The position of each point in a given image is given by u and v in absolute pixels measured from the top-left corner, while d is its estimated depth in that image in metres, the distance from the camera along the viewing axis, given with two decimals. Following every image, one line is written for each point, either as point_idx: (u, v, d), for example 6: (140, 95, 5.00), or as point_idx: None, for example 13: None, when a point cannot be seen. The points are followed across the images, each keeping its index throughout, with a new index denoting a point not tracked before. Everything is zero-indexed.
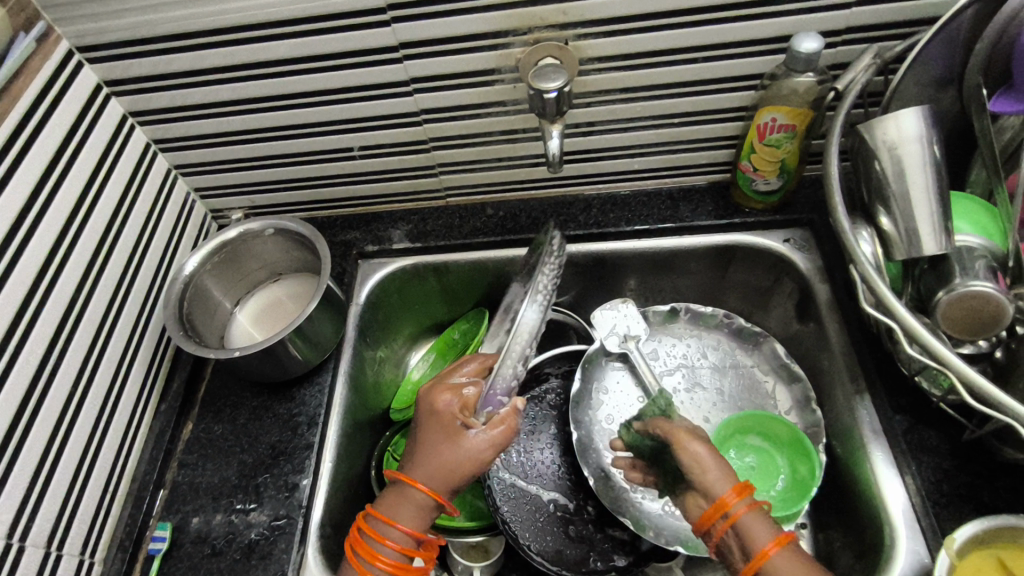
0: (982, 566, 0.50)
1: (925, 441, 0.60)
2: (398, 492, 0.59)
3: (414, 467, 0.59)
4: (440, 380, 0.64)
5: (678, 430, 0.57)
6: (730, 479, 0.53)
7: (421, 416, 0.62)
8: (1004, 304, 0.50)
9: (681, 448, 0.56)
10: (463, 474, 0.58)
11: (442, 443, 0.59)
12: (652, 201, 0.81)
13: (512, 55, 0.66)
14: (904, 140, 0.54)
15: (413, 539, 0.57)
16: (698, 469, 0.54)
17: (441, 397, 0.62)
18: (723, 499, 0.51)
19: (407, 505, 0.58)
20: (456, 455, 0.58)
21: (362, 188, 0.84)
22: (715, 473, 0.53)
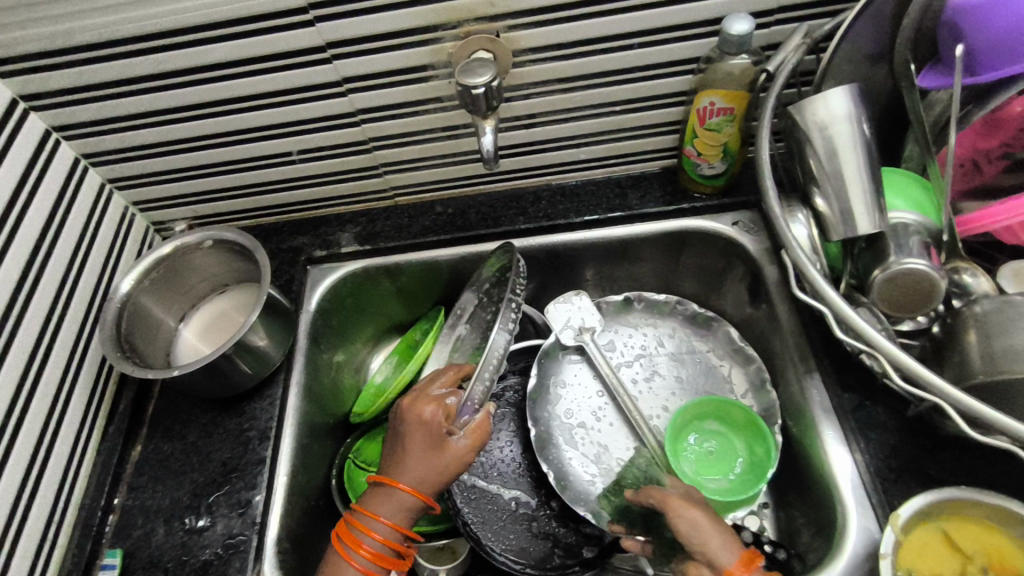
0: (928, 539, 0.50)
1: (874, 418, 0.60)
2: (380, 492, 0.60)
3: (396, 468, 0.61)
4: (419, 393, 0.65)
5: (672, 497, 0.56)
6: (732, 549, 0.52)
7: (401, 419, 0.63)
8: (937, 280, 0.50)
9: (678, 514, 0.55)
10: (447, 475, 0.60)
11: (425, 447, 0.61)
12: (601, 190, 0.81)
13: (444, 50, 0.64)
14: (835, 120, 0.54)
15: (399, 534, 0.59)
16: (697, 537, 0.53)
17: (422, 404, 0.63)
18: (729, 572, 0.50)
19: (390, 506, 0.59)
20: (441, 458, 0.60)
21: (307, 192, 0.81)
22: (718, 545, 0.52)
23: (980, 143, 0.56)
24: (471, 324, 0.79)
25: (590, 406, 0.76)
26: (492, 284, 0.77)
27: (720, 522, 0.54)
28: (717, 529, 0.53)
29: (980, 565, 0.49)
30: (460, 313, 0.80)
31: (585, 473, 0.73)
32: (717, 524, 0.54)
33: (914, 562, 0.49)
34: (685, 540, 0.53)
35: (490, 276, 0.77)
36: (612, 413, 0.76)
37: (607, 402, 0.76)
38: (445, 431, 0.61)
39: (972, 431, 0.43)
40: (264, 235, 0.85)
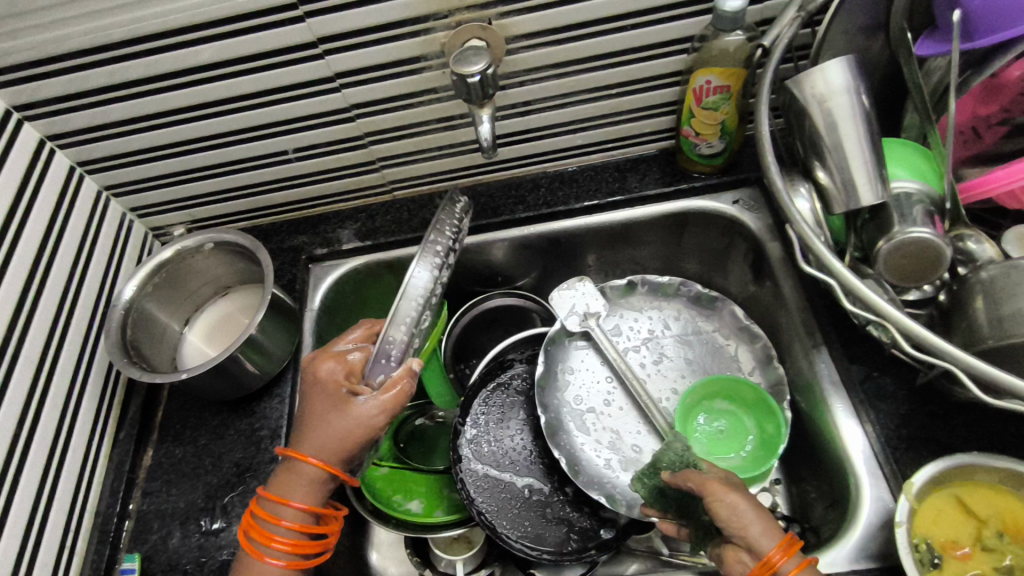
0: (943, 505, 0.51)
1: (882, 388, 0.61)
2: (286, 472, 0.57)
3: (301, 439, 0.57)
4: (323, 351, 0.62)
5: (713, 482, 0.52)
6: (776, 533, 0.48)
7: (305, 384, 0.60)
8: (942, 248, 0.50)
9: (718, 499, 0.50)
10: (351, 441, 0.56)
11: (327, 413, 0.57)
12: (599, 174, 0.80)
13: (436, 40, 0.64)
14: (833, 92, 0.53)
15: (309, 516, 0.56)
16: (738, 522, 0.49)
17: (324, 366, 0.60)
18: (771, 560, 0.47)
19: (297, 485, 0.56)
20: (343, 422, 0.56)
21: (305, 190, 0.81)
22: (759, 530, 0.48)
23: (979, 110, 0.57)
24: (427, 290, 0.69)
25: (598, 391, 0.77)
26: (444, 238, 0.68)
27: (760, 505, 0.51)
28: (758, 512, 0.50)
29: (995, 529, 0.50)
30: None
31: (597, 457, 0.73)
32: (758, 507, 0.50)
33: (930, 530, 0.50)
34: (724, 526, 0.50)
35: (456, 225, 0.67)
36: (621, 396, 0.76)
37: (615, 385, 0.77)
38: (343, 391, 0.58)
39: (984, 397, 0.43)
40: (264, 236, 0.84)
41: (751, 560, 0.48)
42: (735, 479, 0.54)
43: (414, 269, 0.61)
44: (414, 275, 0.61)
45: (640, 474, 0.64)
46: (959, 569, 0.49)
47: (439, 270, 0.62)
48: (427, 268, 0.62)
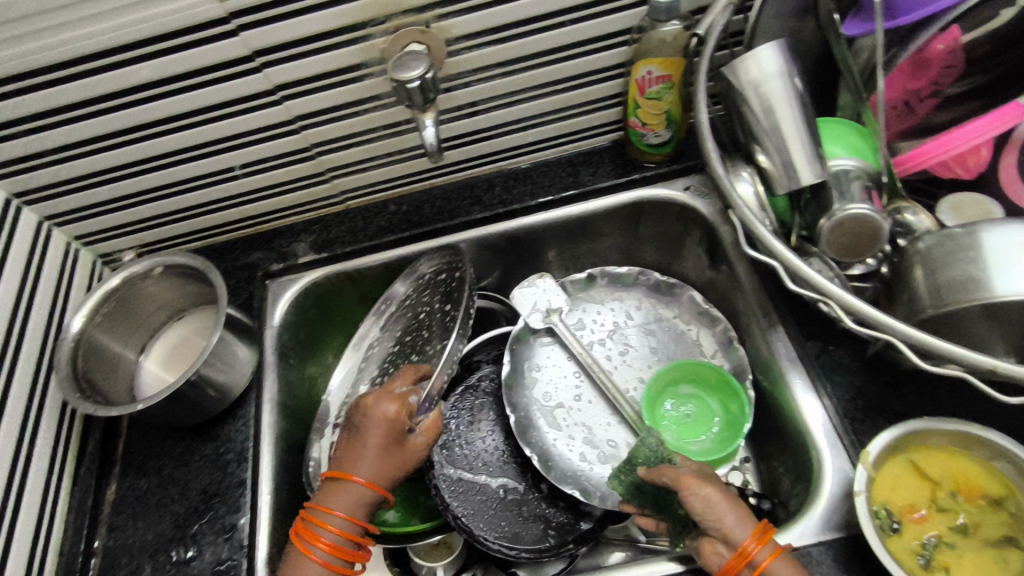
0: (899, 471, 0.52)
1: (836, 361, 0.62)
2: (334, 487, 0.60)
3: (350, 461, 0.61)
4: (381, 390, 0.65)
5: (686, 475, 0.52)
6: (750, 522, 0.49)
7: (360, 417, 0.63)
8: (880, 223, 0.52)
9: (693, 493, 0.51)
10: (401, 467, 0.62)
11: (382, 443, 0.62)
12: (552, 170, 0.81)
13: (375, 46, 0.63)
14: (766, 76, 0.54)
15: (354, 526, 0.59)
16: (713, 515, 0.50)
17: (383, 405, 0.63)
18: (746, 549, 0.48)
19: (345, 499, 0.59)
20: (398, 453, 0.62)
21: (257, 206, 0.80)
22: (734, 521, 0.49)
23: (910, 85, 0.59)
24: (396, 315, 0.79)
25: (566, 385, 0.77)
26: (428, 287, 0.77)
27: (733, 495, 0.52)
28: (732, 502, 0.50)
29: (948, 490, 0.52)
30: (384, 303, 0.80)
31: (570, 452, 0.74)
32: (731, 497, 0.51)
33: (887, 497, 0.52)
34: (701, 519, 0.50)
35: (432, 272, 0.77)
36: (588, 389, 0.77)
37: (582, 379, 0.77)
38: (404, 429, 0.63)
39: (922, 365, 0.44)
40: (217, 255, 0.83)
41: (728, 551, 0.49)
42: (706, 471, 0.55)
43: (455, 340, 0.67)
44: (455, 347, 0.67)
45: (618, 471, 0.64)
46: (917, 533, 0.51)
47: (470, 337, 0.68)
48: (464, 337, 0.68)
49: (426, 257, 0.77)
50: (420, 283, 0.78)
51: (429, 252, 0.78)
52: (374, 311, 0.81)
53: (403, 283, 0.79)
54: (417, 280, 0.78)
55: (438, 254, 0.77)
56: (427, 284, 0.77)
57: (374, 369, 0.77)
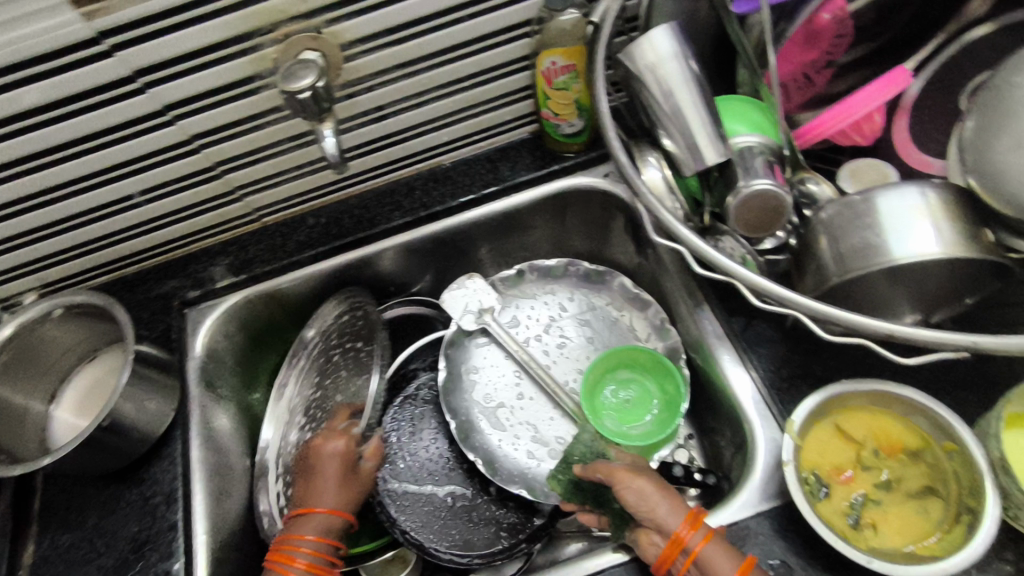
0: (823, 436, 0.54)
1: (760, 334, 0.63)
2: (300, 518, 0.61)
3: (309, 497, 0.63)
4: (326, 431, 0.67)
5: (618, 469, 0.54)
6: (681, 509, 0.50)
7: (310, 459, 0.65)
8: (783, 197, 0.52)
9: (626, 486, 0.52)
10: (359, 493, 0.65)
11: (339, 475, 0.64)
12: (471, 168, 0.79)
13: (266, 56, 0.59)
14: (661, 59, 0.54)
15: (326, 546, 0.60)
16: (646, 506, 0.51)
17: (329, 443, 0.65)
18: (679, 535, 0.48)
19: (315, 525, 0.61)
20: (354, 481, 0.65)
21: (164, 233, 0.75)
22: (665, 509, 0.50)
23: (803, 57, 0.60)
24: (309, 366, 0.74)
25: (506, 385, 0.76)
26: (339, 330, 0.75)
27: (665, 485, 0.53)
28: (663, 492, 0.51)
29: (871, 449, 0.53)
30: (296, 352, 0.75)
31: (515, 451, 0.73)
32: (663, 487, 0.52)
33: (815, 462, 0.53)
34: (634, 511, 0.51)
35: (337, 313, 0.76)
36: (529, 385, 0.76)
37: (522, 376, 0.76)
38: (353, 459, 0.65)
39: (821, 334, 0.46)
40: (127, 289, 0.77)
41: (663, 540, 0.49)
42: (640, 464, 0.57)
43: (373, 380, 0.69)
44: (374, 386, 0.69)
45: (555, 471, 0.65)
46: (845, 494, 0.52)
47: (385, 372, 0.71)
48: (381, 375, 0.70)
49: (331, 300, 0.76)
50: (330, 327, 0.76)
51: (333, 295, 0.77)
52: (285, 366, 0.75)
53: (312, 327, 0.76)
54: (325, 325, 0.76)
55: (341, 297, 0.77)
56: (337, 328, 0.76)
57: (299, 416, 0.72)
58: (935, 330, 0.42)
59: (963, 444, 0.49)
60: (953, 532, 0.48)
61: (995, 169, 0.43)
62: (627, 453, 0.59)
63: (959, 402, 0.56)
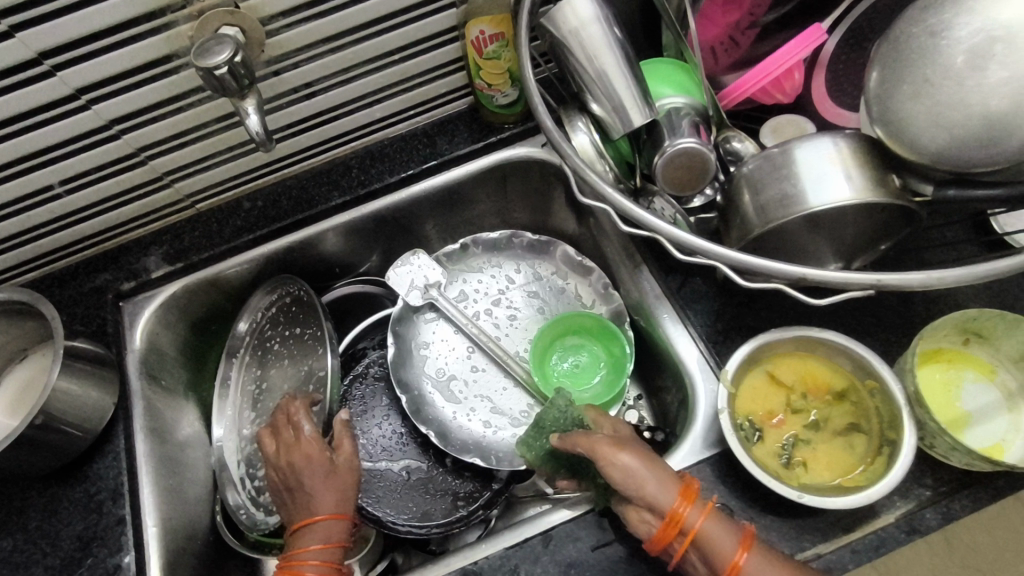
0: (757, 384, 0.56)
1: (696, 291, 0.65)
2: (301, 530, 0.59)
3: (304, 509, 0.61)
4: (284, 443, 0.64)
5: (602, 444, 0.52)
6: (674, 481, 0.49)
7: (284, 472, 0.63)
8: (706, 156, 0.53)
9: (612, 464, 0.50)
10: (351, 483, 0.62)
11: (320, 477, 0.61)
12: (408, 144, 0.79)
13: (181, 34, 0.58)
14: (584, 22, 0.54)
15: (335, 550, 0.59)
16: (636, 484, 0.49)
17: (295, 452, 0.63)
18: (675, 511, 0.48)
19: (316, 536, 0.59)
20: (338, 478, 0.62)
21: (90, 224, 0.72)
22: (654, 483, 0.49)
23: (727, 18, 0.62)
24: (251, 358, 0.78)
25: (457, 358, 0.77)
26: (272, 321, 0.78)
27: (652, 453, 0.52)
28: (650, 463, 0.50)
29: (800, 392, 0.56)
30: (233, 350, 0.78)
31: (470, 422, 0.74)
32: (649, 457, 0.51)
33: (749, 409, 0.56)
34: (623, 491, 0.50)
35: (269, 302, 0.78)
36: (481, 358, 0.77)
37: (474, 350, 0.77)
38: (323, 457, 0.62)
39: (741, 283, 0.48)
40: (57, 284, 0.74)
41: (656, 518, 0.49)
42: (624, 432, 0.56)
43: (327, 355, 0.71)
44: (330, 363, 0.71)
45: (524, 440, 0.65)
46: (777, 436, 0.55)
47: (335, 348, 0.72)
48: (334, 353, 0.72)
49: (259, 291, 0.78)
50: (262, 318, 0.79)
51: (260, 285, 0.79)
52: (222, 364, 0.77)
53: (244, 319, 0.78)
54: (256, 318, 0.79)
55: (272, 288, 0.78)
56: (268, 320, 0.79)
57: (250, 411, 0.76)
58: (843, 271, 0.44)
59: (884, 381, 0.52)
60: (875, 463, 0.51)
61: (899, 116, 0.45)
62: (605, 418, 0.59)
63: (881, 342, 0.59)
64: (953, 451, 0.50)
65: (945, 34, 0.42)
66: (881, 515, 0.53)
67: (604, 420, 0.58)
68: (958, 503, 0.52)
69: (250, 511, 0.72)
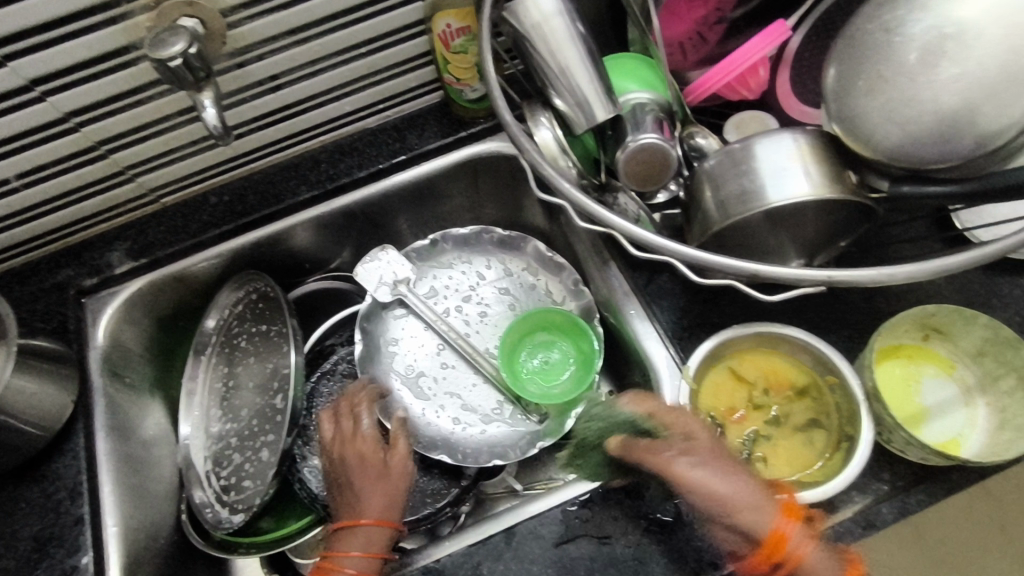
0: (719, 381, 0.56)
1: (662, 288, 0.65)
2: (344, 532, 0.57)
3: (353, 509, 0.59)
4: (339, 433, 0.63)
5: (676, 465, 0.46)
6: (767, 499, 0.44)
7: (334, 464, 0.62)
8: (668, 153, 0.53)
9: (694, 488, 0.45)
10: (401, 487, 0.60)
11: (370, 478, 0.60)
12: (378, 138, 0.78)
13: (139, 25, 0.56)
14: (545, 17, 0.54)
15: (375, 561, 0.55)
16: (725, 511, 0.44)
17: (349, 444, 0.62)
18: (779, 536, 0.43)
19: (359, 541, 0.56)
20: (390, 479, 0.60)
21: (51, 219, 0.71)
22: (744, 508, 0.44)
23: (693, 14, 0.62)
24: (217, 358, 0.76)
25: (427, 355, 0.76)
26: (241, 317, 0.77)
27: (732, 465, 0.47)
28: (736, 483, 0.45)
29: (761, 389, 0.56)
30: (200, 347, 0.76)
31: (439, 419, 0.73)
32: (733, 475, 0.46)
33: (710, 405, 0.56)
34: (704, 513, 0.46)
35: (237, 299, 0.77)
36: (450, 355, 0.76)
37: (444, 347, 0.77)
38: (377, 458, 0.61)
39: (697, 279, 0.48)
40: (17, 281, 0.73)
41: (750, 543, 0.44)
42: (691, 433, 0.49)
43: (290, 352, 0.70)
44: (293, 358, 0.70)
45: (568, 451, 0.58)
46: (738, 432, 0.55)
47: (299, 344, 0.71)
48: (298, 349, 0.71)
49: (226, 287, 0.76)
50: (232, 315, 0.77)
51: (227, 282, 0.77)
52: (189, 362, 0.76)
53: (213, 316, 0.76)
54: (224, 315, 0.77)
55: (237, 285, 0.77)
56: (236, 317, 0.77)
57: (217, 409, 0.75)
58: (796, 268, 0.44)
59: (842, 377, 0.52)
60: (833, 459, 0.52)
61: (855, 112, 0.45)
62: (672, 415, 0.50)
63: (843, 339, 0.59)
64: (909, 446, 0.50)
65: (899, 30, 0.43)
66: (839, 510, 0.53)
67: (671, 417, 0.50)
68: (914, 498, 0.53)
69: (216, 508, 0.70)
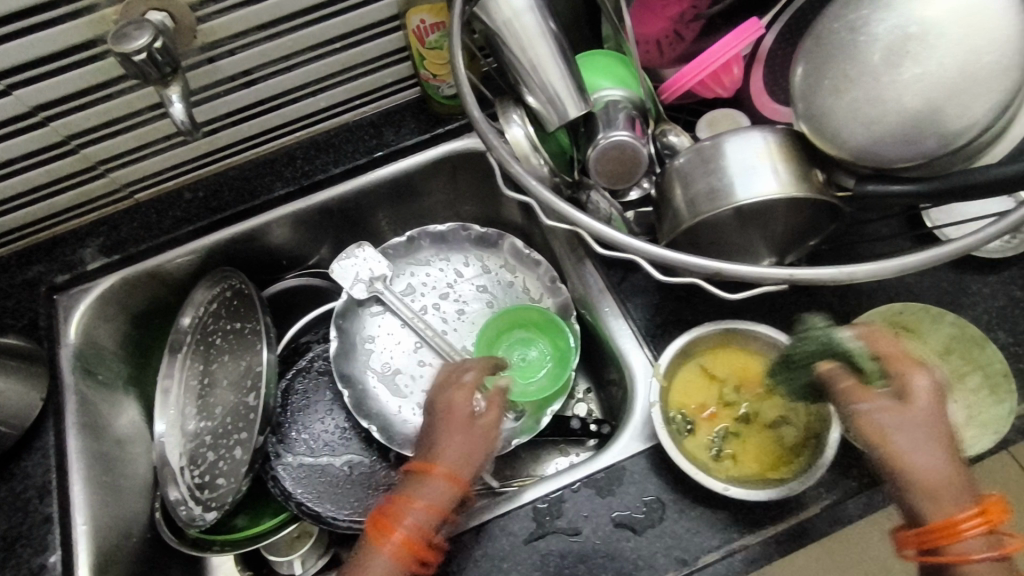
0: (691, 377, 0.57)
1: (636, 285, 0.65)
2: (416, 475, 0.51)
3: (432, 453, 0.52)
4: (448, 390, 0.56)
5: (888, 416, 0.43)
6: (957, 494, 0.41)
7: (435, 418, 0.55)
8: (638, 151, 0.54)
9: (897, 448, 0.42)
10: (484, 446, 0.53)
11: (463, 432, 0.53)
12: (355, 134, 0.77)
13: (105, 18, 0.56)
14: (516, 13, 0.54)
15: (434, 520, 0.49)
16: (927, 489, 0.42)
17: (454, 404, 0.55)
18: (960, 525, 0.40)
19: (426, 490, 0.50)
20: (476, 435, 0.53)
21: (20, 215, 0.70)
22: (940, 488, 0.41)
23: (668, 11, 0.63)
24: (193, 355, 0.76)
25: (403, 352, 0.76)
26: (217, 314, 0.76)
27: (941, 438, 0.42)
28: (938, 461, 0.42)
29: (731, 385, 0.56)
30: (177, 343, 0.76)
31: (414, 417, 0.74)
32: (938, 447, 0.42)
33: (681, 401, 0.56)
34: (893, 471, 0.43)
35: (213, 296, 0.76)
36: (426, 352, 0.76)
37: (420, 345, 0.76)
38: (470, 413, 0.54)
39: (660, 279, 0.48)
40: None
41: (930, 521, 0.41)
42: (907, 393, 0.44)
43: (262, 350, 0.70)
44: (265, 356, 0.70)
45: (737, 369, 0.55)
46: (708, 429, 0.56)
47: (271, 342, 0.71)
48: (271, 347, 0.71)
49: (201, 286, 0.76)
50: (206, 313, 0.76)
51: (202, 281, 0.76)
52: (165, 360, 0.75)
53: (188, 313, 0.76)
54: (200, 312, 0.76)
55: (212, 282, 0.76)
56: (211, 314, 0.76)
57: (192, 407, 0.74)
58: (759, 267, 0.44)
59: None
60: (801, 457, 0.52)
61: (821, 111, 0.45)
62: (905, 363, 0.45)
63: None
64: None
65: (864, 30, 0.43)
66: (806, 508, 0.54)
67: (903, 361, 0.45)
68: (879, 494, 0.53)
69: (190, 506, 0.69)
